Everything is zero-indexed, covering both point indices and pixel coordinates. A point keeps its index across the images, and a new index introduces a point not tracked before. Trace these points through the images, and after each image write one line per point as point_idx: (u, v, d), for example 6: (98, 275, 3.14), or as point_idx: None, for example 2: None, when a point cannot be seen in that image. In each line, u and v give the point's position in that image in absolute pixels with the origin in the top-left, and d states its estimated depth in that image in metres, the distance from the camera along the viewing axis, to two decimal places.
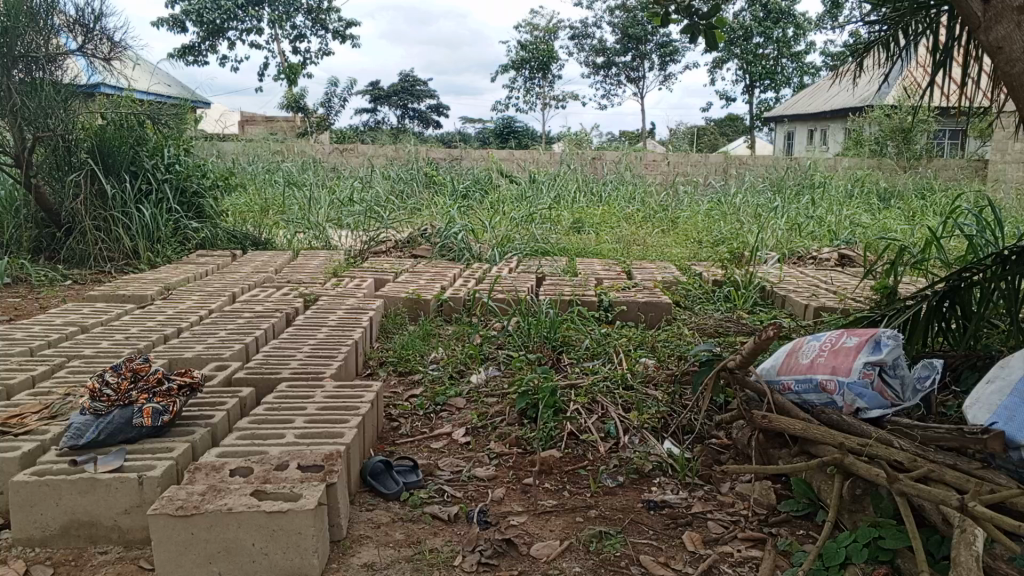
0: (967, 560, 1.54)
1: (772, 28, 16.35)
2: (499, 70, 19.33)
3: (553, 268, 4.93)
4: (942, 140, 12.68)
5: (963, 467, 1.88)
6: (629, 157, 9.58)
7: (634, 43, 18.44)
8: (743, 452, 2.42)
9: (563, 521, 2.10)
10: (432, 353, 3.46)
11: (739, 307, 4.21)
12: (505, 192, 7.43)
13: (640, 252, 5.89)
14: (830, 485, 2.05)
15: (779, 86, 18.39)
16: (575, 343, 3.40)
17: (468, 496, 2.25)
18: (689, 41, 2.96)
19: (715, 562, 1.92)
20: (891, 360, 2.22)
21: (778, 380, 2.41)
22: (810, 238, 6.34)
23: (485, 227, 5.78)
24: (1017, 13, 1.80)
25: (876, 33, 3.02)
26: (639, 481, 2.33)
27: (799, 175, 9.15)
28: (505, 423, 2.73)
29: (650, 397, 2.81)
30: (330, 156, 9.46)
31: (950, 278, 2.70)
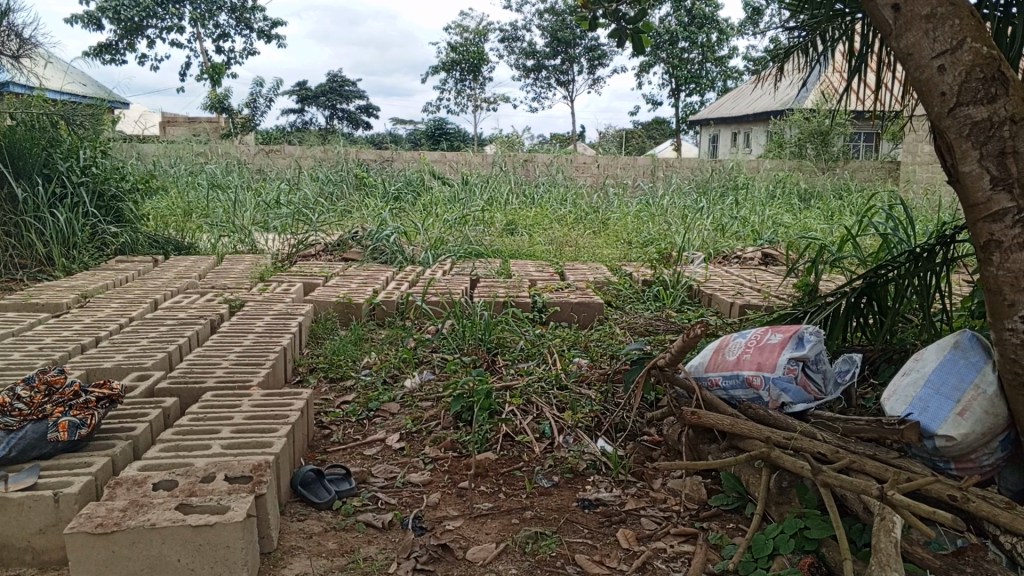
0: (887, 547, 1.60)
1: (696, 32, 16.75)
2: (430, 72, 19.26)
3: (486, 270, 4.93)
4: (857, 142, 13.21)
5: (881, 457, 1.95)
6: (560, 159, 9.67)
7: (563, 46, 18.63)
8: (674, 448, 2.46)
9: (499, 523, 2.09)
10: (363, 358, 3.41)
11: (667, 306, 4.29)
12: (437, 194, 7.40)
13: (572, 253, 5.94)
14: (757, 478, 2.10)
15: (703, 90, 18.85)
16: (509, 345, 3.40)
17: (403, 502, 2.23)
18: (616, 45, 2.98)
19: (649, 558, 1.94)
20: (813, 355, 2.30)
21: (706, 377, 2.47)
22: (734, 238, 6.51)
23: (417, 229, 5.74)
24: (925, 21, 1.69)
25: (795, 39, 3.12)
26: (573, 480, 2.35)
27: (723, 177, 9.39)
28: (440, 427, 2.71)
29: (584, 396, 2.83)
30: (256, 158, 9.23)
31: (867, 275, 2.82)
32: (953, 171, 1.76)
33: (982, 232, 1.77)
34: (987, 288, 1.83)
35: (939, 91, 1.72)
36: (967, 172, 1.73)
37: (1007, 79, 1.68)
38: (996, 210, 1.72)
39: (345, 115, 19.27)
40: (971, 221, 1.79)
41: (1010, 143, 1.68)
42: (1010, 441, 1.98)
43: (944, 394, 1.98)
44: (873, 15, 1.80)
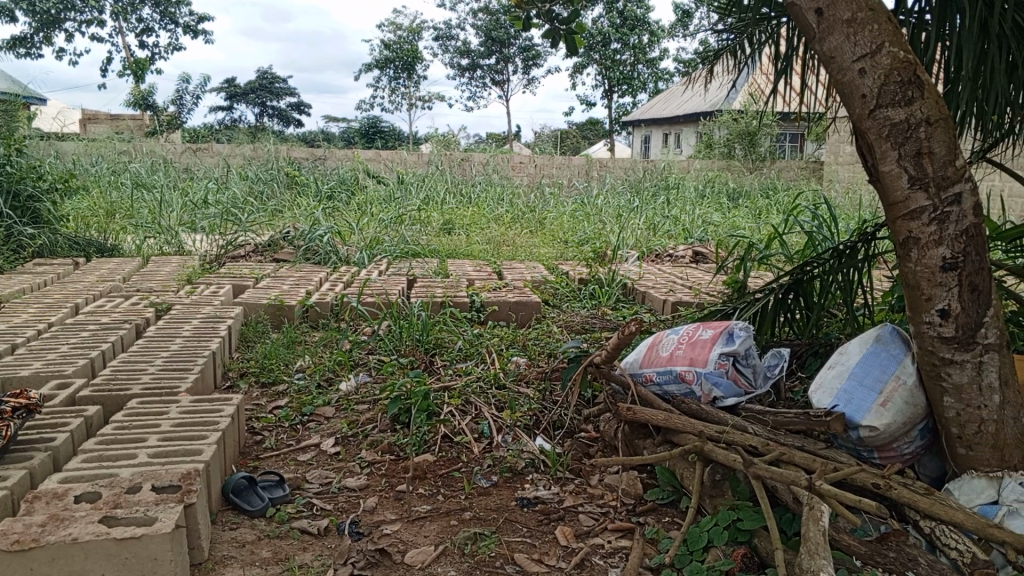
0: (816, 534, 1.65)
1: (628, 34, 17.00)
2: (363, 70, 19.05)
3: (423, 270, 4.90)
4: (783, 143, 13.61)
5: (809, 448, 2.02)
6: (496, 159, 9.68)
7: (497, 46, 18.68)
8: (610, 444, 2.49)
9: (437, 525, 2.08)
10: (297, 361, 3.34)
11: (603, 304, 4.34)
12: (372, 193, 7.32)
13: (509, 252, 5.96)
14: (691, 472, 2.14)
15: (636, 91, 19.15)
16: (447, 345, 3.38)
17: (339, 507, 2.19)
18: (550, 45, 2.99)
19: (587, 554, 1.96)
20: (743, 350, 2.35)
21: (641, 373, 2.50)
22: (667, 236, 6.63)
23: (352, 229, 5.66)
24: (846, 26, 1.75)
25: (724, 42, 3.21)
26: (512, 479, 2.35)
27: (655, 177, 9.56)
28: (377, 430, 2.68)
29: (522, 395, 2.85)
30: (183, 157, 8.96)
31: (794, 272, 2.91)
32: (874, 171, 1.83)
33: (902, 229, 1.84)
34: (906, 283, 1.90)
35: (860, 94, 1.78)
36: (887, 171, 1.80)
37: (923, 83, 1.75)
38: (914, 208, 1.79)
39: (276, 113, 18.90)
40: (891, 220, 1.86)
41: (926, 144, 1.75)
42: (928, 429, 2.06)
43: (867, 386, 2.04)
44: (797, 18, 1.85)
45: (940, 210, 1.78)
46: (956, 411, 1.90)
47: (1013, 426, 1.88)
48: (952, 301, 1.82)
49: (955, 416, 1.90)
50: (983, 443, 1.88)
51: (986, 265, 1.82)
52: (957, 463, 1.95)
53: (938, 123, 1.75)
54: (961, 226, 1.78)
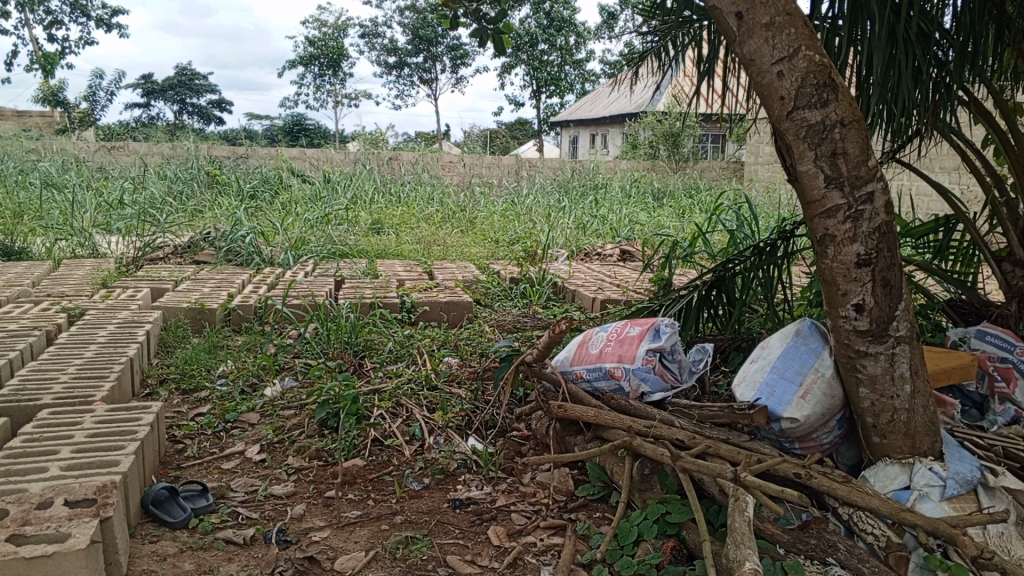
0: (741, 525, 1.68)
1: (555, 34, 17.12)
2: (288, 67, 18.67)
3: (351, 271, 4.82)
4: (705, 144, 13.96)
5: (734, 440, 2.07)
6: (424, 158, 9.61)
7: (425, 44, 18.59)
8: (542, 442, 2.50)
9: (368, 531, 2.05)
10: (219, 366, 3.24)
11: (534, 303, 4.36)
12: (297, 192, 7.16)
13: (439, 251, 5.93)
14: (621, 467, 2.17)
15: (563, 92, 19.34)
16: (377, 347, 3.34)
17: (265, 516, 2.13)
18: (478, 44, 2.98)
19: (520, 553, 1.96)
20: (669, 346, 2.39)
21: (571, 370, 2.52)
22: (595, 235, 6.71)
23: (276, 229, 5.53)
24: (765, 30, 1.79)
25: (648, 44, 3.27)
26: (444, 481, 2.33)
27: (583, 176, 9.67)
28: (304, 435, 2.62)
29: (454, 396, 2.83)
30: (96, 155, 8.59)
31: (717, 269, 2.98)
32: (792, 170, 1.88)
33: (819, 227, 1.90)
34: (823, 279, 1.96)
35: (779, 96, 1.83)
36: (804, 171, 1.86)
37: (837, 85, 1.81)
38: (829, 206, 1.86)
39: (196, 110, 18.35)
40: (809, 218, 1.92)
41: (840, 145, 1.81)
42: (845, 420, 2.14)
43: (788, 379, 2.09)
44: (718, 21, 1.89)
45: (854, 209, 1.85)
46: (871, 401, 1.97)
47: (924, 414, 1.97)
48: (866, 296, 1.89)
49: (870, 406, 1.98)
50: (896, 431, 1.96)
51: (897, 261, 1.89)
52: (872, 451, 2.03)
53: (852, 125, 1.81)
54: (874, 224, 1.85)
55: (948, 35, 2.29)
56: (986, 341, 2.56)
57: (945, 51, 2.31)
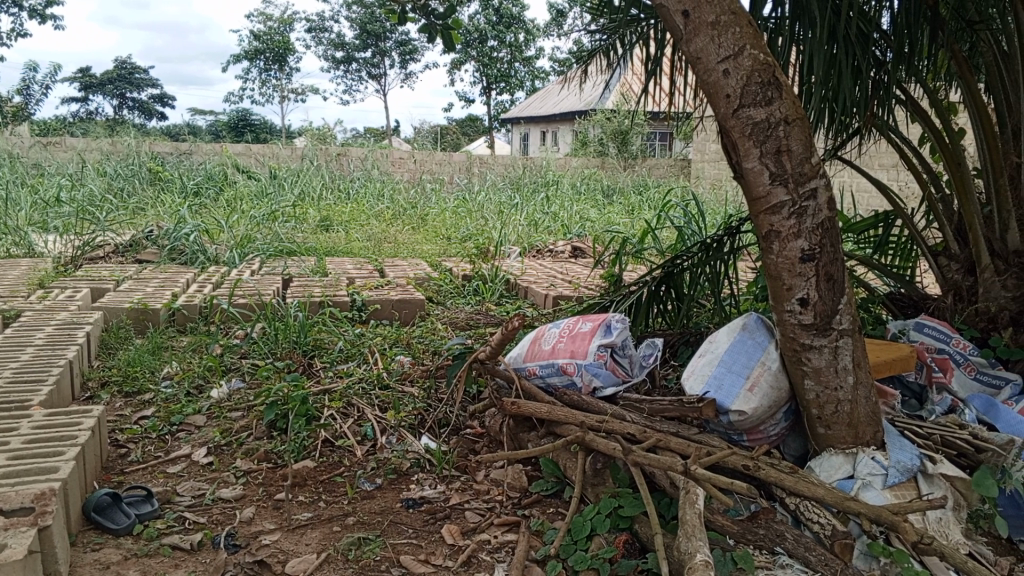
0: (692, 517, 1.70)
1: (504, 31, 17.11)
2: (233, 61, 18.30)
3: (300, 269, 4.75)
4: (654, 142, 14.13)
5: (684, 434, 2.10)
6: (374, 154, 9.53)
7: (373, 39, 18.42)
8: (496, 439, 2.50)
9: (320, 532, 2.02)
10: (163, 368, 3.16)
11: (487, 300, 4.36)
12: (243, 188, 7.03)
13: (390, 249, 5.88)
14: (574, 462, 2.18)
15: (513, 89, 19.34)
16: (327, 346, 3.29)
17: (213, 520, 2.09)
18: (427, 40, 2.96)
19: (474, 551, 1.95)
20: (620, 342, 2.41)
21: (524, 367, 2.53)
22: (547, 232, 6.74)
23: (221, 227, 5.42)
24: (712, 28, 1.82)
25: (598, 42, 3.30)
26: (397, 481, 2.31)
27: (534, 174, 9.70)
28: (253, 437, 2.57)
29: (406, 395, 2.82)
30: (31, 151, 8.29)
31: (666, 265, 3.02)
32: (738, 168, 1.92)
33: (764, 223, 1.94)
34: (768, 274, 2.00)
35: (724, 93, 1.86)
36: (750, 168, 1.89)
37: (780, 83, 1.85)
38: (774, 203, 1.89)
39: (136, 104, 17.87)
40: (754, 215, 1.95)
41: (785, 142, 1.85)
42: (791, 412, 2.19)
43: (735, 372, 2.12)
44: (665, 19, 1.91)
45: (798, 205, 1.88)
46: (816, 393, 2.02)
47: (866, 405, 2.02)
48: (810, 290, 1.94)
49: (815, 397, 2.03)
50: (840, 421, 2.01)
51: (840, 256, 1.94)
52: (817, 441, 2.08)
53: (795, 122, 1.85)
54: (817, 220, 1.90)
55: (886, 36, 2.35)
56: (924, 333, 2.65)
57: (883, 51, 2.38)
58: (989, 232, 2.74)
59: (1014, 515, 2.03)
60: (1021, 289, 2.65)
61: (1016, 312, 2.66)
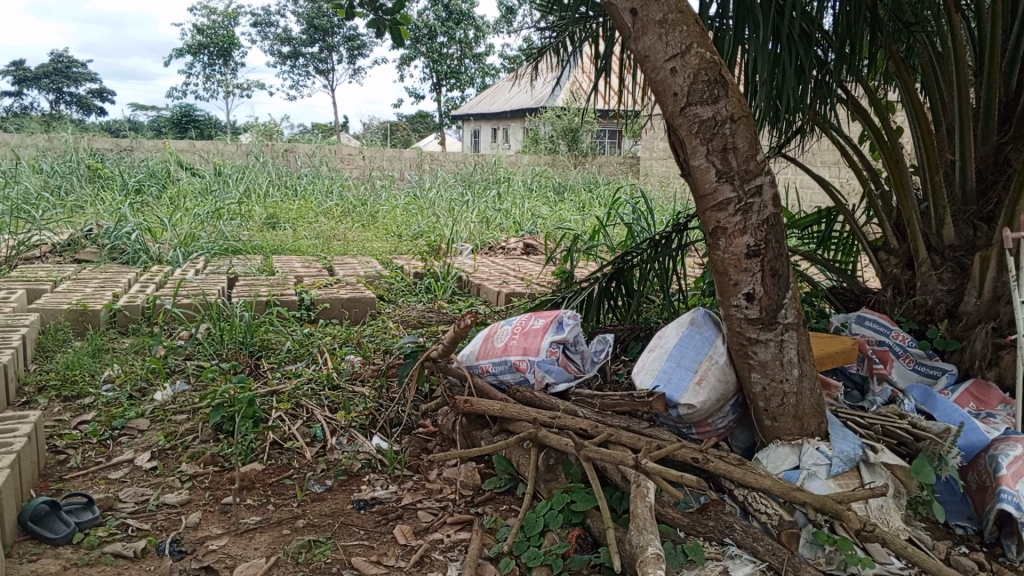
0: (643, 510, 1.72)
1: (453, 28, 17.03)
2: (175, 55, 17.85)
3: (245, 268, 4.66)
4: (604, 139, 14.23)
5: (635, 428, 2.12)
6: (322, 150, 9.41)
7: (321, 34, 18.17)
8: (449, 437, 2.49)
9: (269, 536, 1.98)
10: (104, 370, 3.06)
11: (439, 298, 4.34)
12: (187, 185, 6.86)
13: (340, 246, 5.81)
14: (527, 459, 2.19)
15: (464, 86, 19.28)
16: (274, 347, 3.24)
17: (158, 526, 2.03)
18: (374, 36, 2.94)
19: (427, 550, 1.94)
20: (572, 338, 2.42)
21: (477, 364, 2.52)
22: (499, 229, 6.75)
23: (164, 225, 5.28)
24: (659, 26, 1.83)
25: (547, 39, 3.31)
26: (348, 482, 2.29)
27: (485, 171, 9.70)
28: (199, 441, 2.51)
29: (357, 394, 2.79)
30: None
31: (616, 261, 3.05)
32: (685, 165, 1.94)
33: (711, 220, 1.97)
34: (715, 270, 2.03)
35: (672, 92, 1.88)
36: (696, 166, 1.91)
37: (726, 82, 1.87)
38: (721, 199, 1.92)
39: (73, 99, 17.31)
40: (701, 211, 1.98)
41: (730, 140, 1.88)
42: (739, 405, 2.23)
43: (684, 366, 2.15)
44: (613, 17, 1.92)
45: (744, 201, 1.91)
46: (762, 386, 2.06)
47: (811, 397, 2.07)
48: (756, 285, 1.97)
49: (761, 390, 2.07)
50: (785, 414, 2.06)
51: (784, 251, 1.98)
52: (764, 433, 2.12)
53: (741, 120, 1.88)
54: (762, 216, 1.93)
55: (828, 35, 2.40)
56: (865, 326, 2.73)
57: (825, 50, 2.42)
58: (926, 227, 2.84)
59: (952, 501, 2.15)
60: (956, 282, 2.73)
61: (950, 304, 2.73)
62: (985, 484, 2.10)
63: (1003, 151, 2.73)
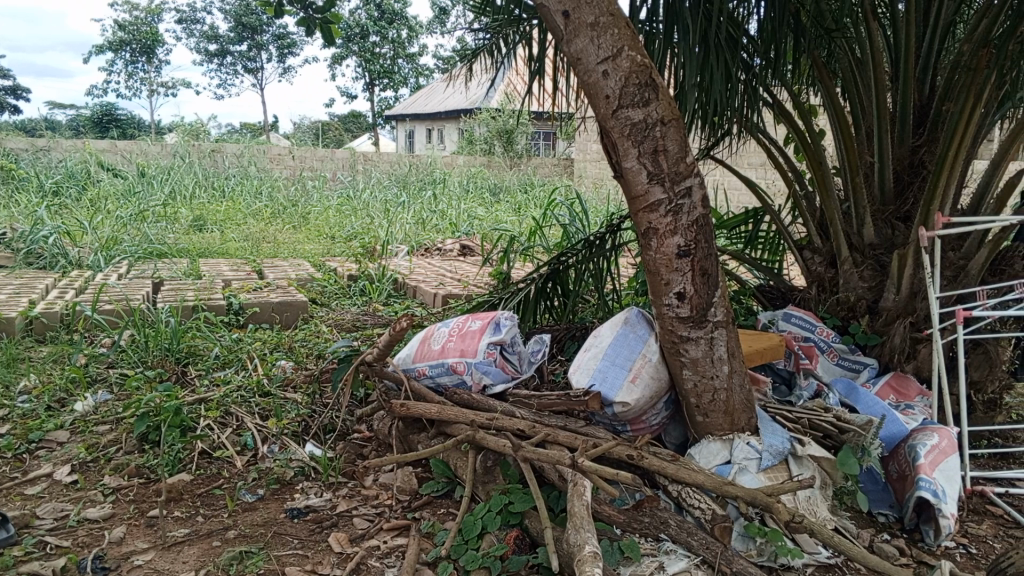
0: (579, 509, 1.73)
1: (386, 27, 16.89)
2: (94, 52, 17.18)
3: (171, 272, 4.51)
4: (538, 141, 14.33)
5: (571, 427, 2.13)
6: (251, 150, 9.19)
7: (249, 32, 17.76)
8: (385, 442, 2.46)
9: (198, 549, 1.92)
10: (20, 381, 2.91)
11: (374, 300, 4.29)
12: (108, 187, 6.60)
13: (270, 249, 5.68)
14: (464, 461, 2.18)
15: (398, 86, 19.13)
16: (202, 353, 3.15)
17: (79, 543, 1.95)
18: (305, 34, 2.89)
19: (363, 557, 1.91)
20: (509, 339, 2.42)
21: (414, 367, 2.50)
22: (435, 230, 6.71)
23: (84, 228, 5.06)
24: (591, 29, 1.85)
25: (481, 40, 3.31)
26: (280, 491, 2.24)
27: (420, 171, 9.63)
28: (122, 452, 2.42)
29: (289, 401, 2.73)
30: None
31: (551, 262, 3.08)
32: (618, 167, 1.96)
33: (643, 220, 1.99)
34: (647, 270, 2.06)
35: (604, 94, 1.90)
36: (628, 167, 1.94)
37: (657, 85, 1.90)
38: (652, 201, 1.95)
39: None
40: (634, 212, 2.01)
41: (661, 142, 1.91)
42: (672, 401, 2.27)
43: (619, 364, 2.17)
44: (545, 19, 1.93)
45: (674, 203, 1.95)
46: (694, 382, 2.10)
47: (740, 393, 2.12)
48: (686, 285, 2.01)
49: (693, 387, 2.11)
50: (716, 409, 2.10)
51: (713, 251, 2.02)
52: (697, 429, 2.16)
53: (671, 123, 1.92)
54: (691, 217, 1.97)
55: (753, 41, 2.47)
56: (791, 323, 2.80)
57: (751, 56, 2.49)
58: (848, 227, 2.94)
59: (874, 490, 2.24)
60: (876, 279, 2.84)
61: (871, 301, 2.84)
62: (905, 473, 2.18)
63: (918, 153, 2.86)
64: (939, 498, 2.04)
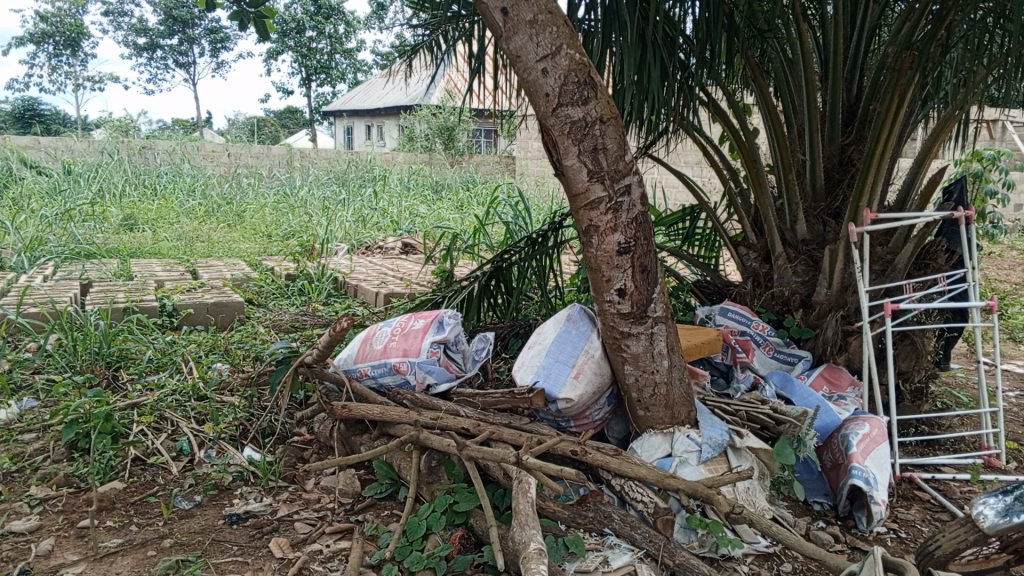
0: (524, 506, 1.73)
1: (323, 23, 16.64)
2: (15, 43, 16.49)
3: (99, 273, 4.34)
4: (479, 138, 14.31)
5: (515, 424, 2.14)
6: (183, 147, 8.92)
7: (180, 26, 17.28)
8: (326, 444, 2.43)
9: (132, 559, 1.86)
10: None
11: (313, 300, 4.22)
12: (31, 185, 6.33)
13: (204, 248, 5.52)
14: (408, 461, 2.16)
15: (335, 81, 18.84)
16: (134, 356, 3.05)
17: (2, 557, 1.86)
18: (238, 28, 2.82)
19: (305, 562, 1.88)
20: (453, 337, 2.41)
21: (355, 368, 2.47)
22: (376, 228, 6.64)
23: (6, 228, 4.84)
24: (529, 27, 1.85)
25: (420, 37, 3.29)
26: (218, 497, 2.19)
27: (360, 168, 9.51)
28: (50, 461, 2.32)
29: (225, 405, 2.67)
30: None
31: (494, 260, 3.08)
32: (558, 164, 1.97)
33: (584, 218, 2.00)
34: (588, 266, 2.08)
35: (544, 92, 1.90)
36: (569, 165, 1.95)
37: (596, 83, 1.91)
38: (592, 198, 1.96)
39: None
40: (575, 210, 2.02)
41: (600, 141, 1.92)
42: (614, 397, 2.29)
43: (562, 361, 2.18)
44: (484, 15, 1.92)
45: (614, 200, 1.96)
46: (635, 377, 2.13)
47: (680, 386, 2.15)
48: (626, 281, 2.03)
49: (634, 381, 2.13)
50: (657, 403, 2.14)
51: (652, 247, 2.05)
52: (638, 423, 2.19)
53: (610, 122, 1.93)
54: (631, 214, 1.99)
55: (689, 40, 2.49)
56: (728, 317, 2.88)
57: (687, 55, 2.52)
58: (782, 223, 3.02)
59: (809, 479, 2.31)
60: (809, 274, 2.93)
61: (805, 295, 2.93)
62: (839, 462, 2.25)
63: (847, 151, 2.95)
64: (871, 486, 2.11)
